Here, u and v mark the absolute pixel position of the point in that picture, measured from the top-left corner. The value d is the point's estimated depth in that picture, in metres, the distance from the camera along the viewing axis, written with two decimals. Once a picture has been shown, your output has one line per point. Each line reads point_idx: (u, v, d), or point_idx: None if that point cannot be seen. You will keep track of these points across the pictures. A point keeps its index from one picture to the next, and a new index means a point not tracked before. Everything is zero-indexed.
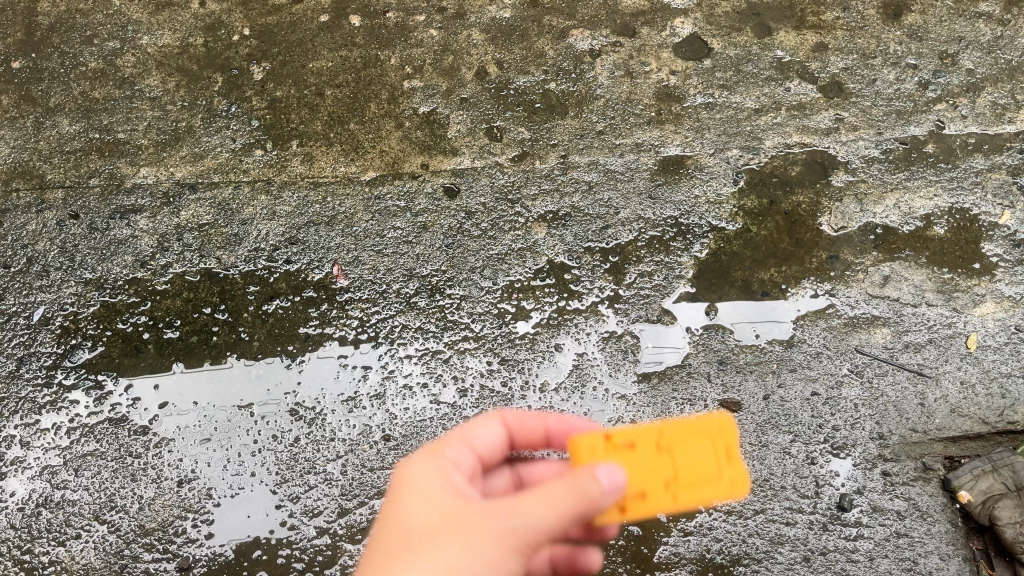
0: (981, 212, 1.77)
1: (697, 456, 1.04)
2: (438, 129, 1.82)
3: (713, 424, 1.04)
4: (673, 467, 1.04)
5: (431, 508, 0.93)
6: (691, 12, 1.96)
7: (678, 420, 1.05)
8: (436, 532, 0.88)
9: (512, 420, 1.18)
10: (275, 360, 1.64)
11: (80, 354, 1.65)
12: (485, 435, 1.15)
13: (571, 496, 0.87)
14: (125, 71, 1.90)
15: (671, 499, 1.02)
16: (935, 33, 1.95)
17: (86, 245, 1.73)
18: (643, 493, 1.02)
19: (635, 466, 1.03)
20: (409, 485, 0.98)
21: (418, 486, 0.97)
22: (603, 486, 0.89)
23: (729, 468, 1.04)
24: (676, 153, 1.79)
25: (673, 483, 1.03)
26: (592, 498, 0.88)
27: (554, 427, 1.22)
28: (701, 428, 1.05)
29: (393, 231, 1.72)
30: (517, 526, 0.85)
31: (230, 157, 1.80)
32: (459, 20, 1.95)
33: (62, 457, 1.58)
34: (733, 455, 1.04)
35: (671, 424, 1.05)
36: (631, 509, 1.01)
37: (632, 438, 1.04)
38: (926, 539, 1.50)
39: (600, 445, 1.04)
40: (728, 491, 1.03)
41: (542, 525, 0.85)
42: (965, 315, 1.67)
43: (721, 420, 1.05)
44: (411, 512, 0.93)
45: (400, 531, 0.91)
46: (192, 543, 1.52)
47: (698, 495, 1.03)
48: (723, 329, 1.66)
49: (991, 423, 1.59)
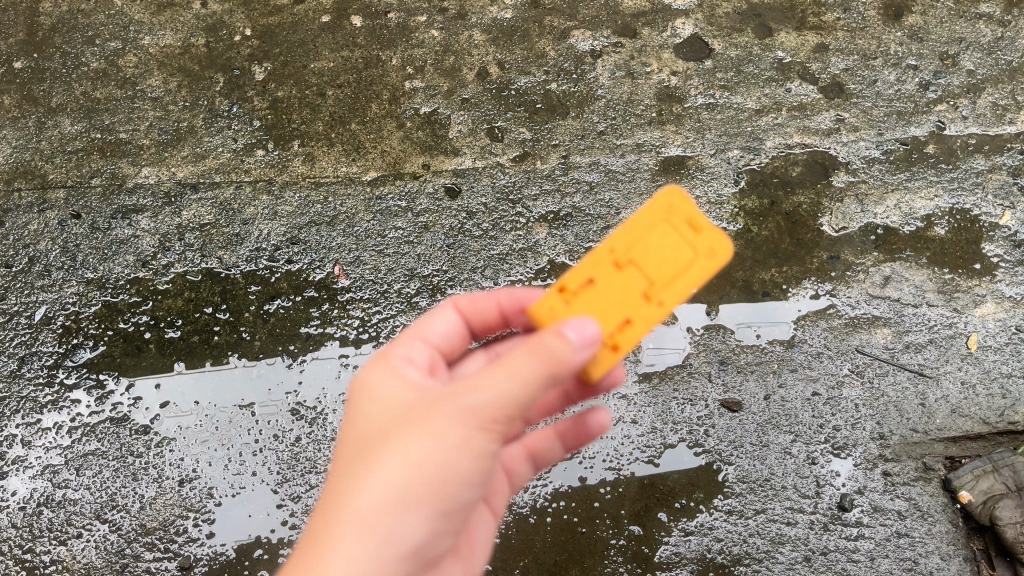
0: (982, 212, 1.77)
1: (665, 246, 0.98)
2: (439, 129, 1.82)
3: (665, 204, 0.99)
4: (644, 271, 0.99)
5: (384, 405, 0.99)
6: (692, 12, 1.96)
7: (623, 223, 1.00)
8: (395, 425, 0.95)
9: (463, 305, 1.22)
10: (276, 360, 1.65)
11: (82, 354, 1.66)
12: (441, 326, 1.19)
13: (532, 358, 0.88)
14: (126, 71, 1.90)
15: (658, 305, 0.98)
16: (936, 34, 1.96)
17: (88, 245, 1.73)
18: (626, 318, 0.99)
19: (605, 293, 1.01)
20: (364, 389, 1.03)
21: (372, 388, 1.02)
22: (570, 344, 0.89)
23: (699, 237, 0.97)
24: (677, 153, 1.80)
25: (652, 287, 0.98)
26: (557, 357, 0.88)
27: (507, 300, 1.24)
28: (653, 217, 0.99)
29: (394, 231, 1.73)
30: (479, 399, 0.89)
31: (231, 157, 1.80)
32: (460, 21, 1.95)
33: (63, 456, 1.59)
34: (697, 224, 0.97)
35: (620, 233, 1.01)
36: (620, 339, 0.99)
37: (588, 272, 1.02)
38: (926, 539, 1.50)
39: (561, 303, 1.03)
40: (710, 260, 0.96)
41: (503, 394, 0.89)
42: (965, 315, 1.67)
43: (670, 193, 0.98)
44: (368, 412, 1.00)
45: (362, 432, 0.98)
46: (194, 542, 1.53)
47: (681, 281, 0.98)
48: (724, 329, 1.66)
49: (992, 423, 1.59)
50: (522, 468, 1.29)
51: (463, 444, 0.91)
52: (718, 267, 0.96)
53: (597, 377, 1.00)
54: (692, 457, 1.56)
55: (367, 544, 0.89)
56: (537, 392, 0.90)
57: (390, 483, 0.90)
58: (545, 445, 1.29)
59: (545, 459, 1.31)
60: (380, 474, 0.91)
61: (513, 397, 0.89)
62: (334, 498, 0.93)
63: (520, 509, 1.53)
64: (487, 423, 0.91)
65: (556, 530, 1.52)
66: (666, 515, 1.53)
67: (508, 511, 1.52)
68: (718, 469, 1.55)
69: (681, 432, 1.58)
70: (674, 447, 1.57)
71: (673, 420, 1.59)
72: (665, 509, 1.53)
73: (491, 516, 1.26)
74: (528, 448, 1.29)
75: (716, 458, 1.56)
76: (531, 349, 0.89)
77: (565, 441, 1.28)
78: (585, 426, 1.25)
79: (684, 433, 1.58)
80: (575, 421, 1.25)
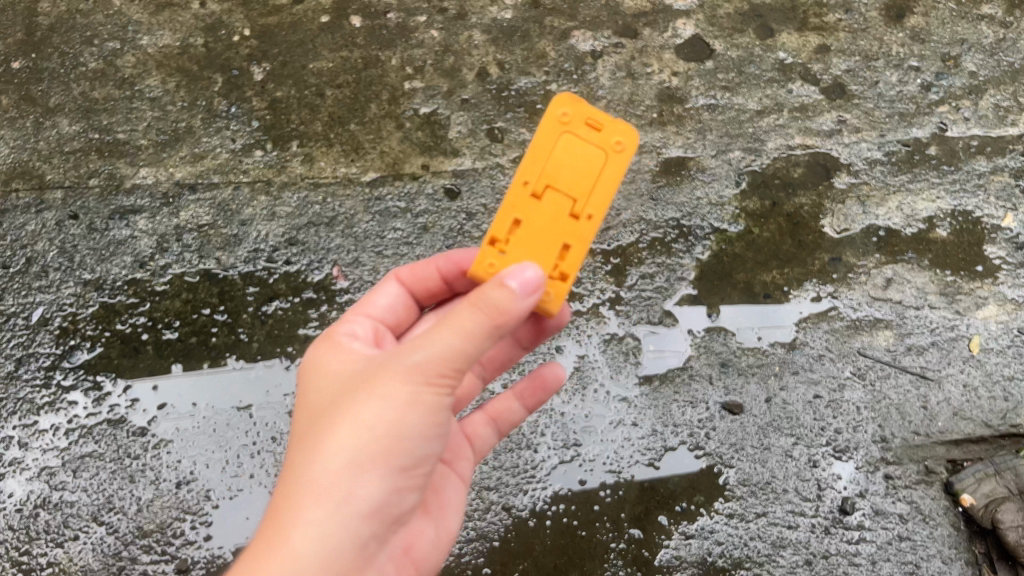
0: (984, 214, 1.76)
1: (579, 158, 1.09)
2: (439, 130, 1.81)
3: (563, 116, 1.09)
4: (567, 189, 1.09)
5: (332, 378, 1.08)
6: (694, 13, 1.95)
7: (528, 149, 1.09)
8: (346, 393, 1.03)
9: (405, 276, 1.35)
10: (274, 362, 1.64)
11: (79, 355, 1.65)
12: (384, 300, 1.32)
13: (474, 311, 0.94)
14: (125, 72, 1.89)
15: (590, 217, 1.10)
16: (938, 35, 1.95)
17: (86, 246, 1.72)
18: (565, 242, 1.10)
19: (538, 225, 1.10)
20: (314, 366, 1.13)
21: (320, 364, 1.12)
22: (513, 292, 0.95)
23: (605, 136, 1.09)
24: (678, 154, 1.79)
25: (579, 201, 1.10)
26: (499, 308, 0.94)
27: (445, 266, 1.35)
28: (556, 136, 1.09)
29: (394, 233, 1.72)
30: (423, 355, 0.97)
31: (230, 158, 1.79)
32: (460, 21, 1.94)
33: (60, 458, 1.58)
34: (595, 120, 1.09)
35: (531, 162, 1.09)
36: (567, 265, 1.09)
37: (515, 212, 1.10)
38: (928, 542, 1.50)
39: (502, 250, 1.10)
40: (619, 153, 1.09)
41: (445, 349, 0.95)
42: (967, 317, 1.66)
43: (564, 103, 1.08)
44: (318, 387, 1.09)
45: (314, 406, 1.07)
46: (191, 544, 1.52)
47: (602, 178, 1.10)
48: (725, 331, 1.65)
49: (994, 426, 1.58)
50: (485, 433, 1.37)
51: (411, 400, 0.98)
52: (629, 154, 1.09)
53: (557, 308, 1.10)
54: (693, 460, 1.56)
55: (326, 506, 0.96)
56: (480, 344, 0.96)
57: (342, 447, 0.97)
58: (507, 406, 1.38)
59: (509, 420, 1.39)
60: (332, 440, 0.98)
61: (456, 351, 0.96)
62: (295, 469, 1.00)
63: (520, 512, 1.52)
64: (432, 380, 0.98)
65: (555, 533, 1.51)
66: (666, 518, 1.52)
67: (507, 514, 1.52)
68: (719, 472, 1.55)
69: (682, 435, 1.57)
70: (674, 450, 1.56)
71: (673, 423, 1.58)
72: (665, 513, 1.52)
73: (462, 481, 1.30)
74: (490, 413, 1.38)
75: (717, 461, 1.55)
76: (468, 302, 0.95)
77: (525, 401, 1.39)
78: (542, 379, 1.38)
79: (685, 435, 1.57)
80: (532, 378, 1.38)
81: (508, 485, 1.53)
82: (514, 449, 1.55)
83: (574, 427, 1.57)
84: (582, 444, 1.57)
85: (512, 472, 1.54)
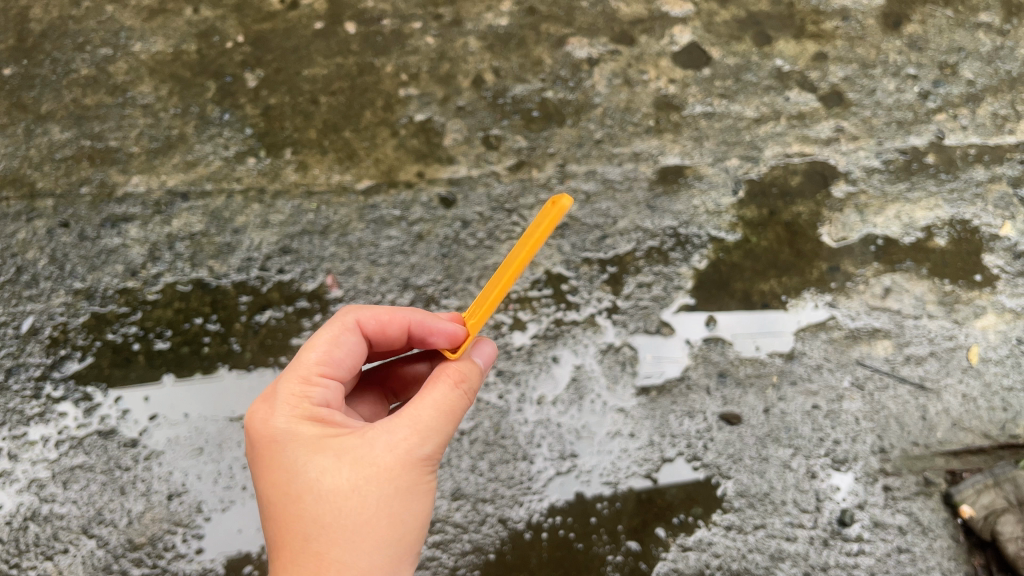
0: (982, 223, 1.75)
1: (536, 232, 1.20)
2: (434, 137, 1.80)
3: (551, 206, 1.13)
4: None
5: (335, 463, 1.07)
6: (690, 20, 1.93)
7: (530, 247, 1.11)
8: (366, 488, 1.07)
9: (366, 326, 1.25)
10: (267, 372, 1.62)
11: (70, 365, 1.63)
12: (342, 355, 1.21)
13: (465, 400, 1.15)
14: (117, 78, 1.86)
15: None
16: (936, 43, 1.93)
17: (76, 254, 1.69)
18: None
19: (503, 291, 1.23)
20: (301, 448, 1.09)
21: (312, 446, 1.09)
22: (478, 370, 1.19)
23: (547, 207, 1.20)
24: (675, 162, 1.77)
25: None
26: (473, 386, 1.17)
27: (417, 325, 1.24)
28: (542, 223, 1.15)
29: (388, 241, 1.70)
30: (436, 448, 1.11)
31: (223, 165, 1.77)
32: (456, 27, 1.91)
33: (50, 470, 1.55)
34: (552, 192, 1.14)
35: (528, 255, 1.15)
36: None
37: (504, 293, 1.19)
38: (927, 555, 1.49)
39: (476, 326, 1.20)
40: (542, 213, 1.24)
41: (449, 435, 1.13)
42: (966, 327, 1.65)
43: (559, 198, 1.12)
44: (319, 470, 1.07)
45: (322, 492, 1.06)
46: (183, 557, 1.51)
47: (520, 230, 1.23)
48: (723, 341, 1.64)
49: (993, 437, 1.57)
50: None
51: (428, 486, 1.12)
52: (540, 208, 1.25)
53: None
54: (691, 471, 1.54)
55: None
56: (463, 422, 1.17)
57: (382, 540, 1.07)
58: None
59: None
60: (372, 537, 1.06)
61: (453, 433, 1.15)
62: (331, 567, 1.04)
63: (515, 525, 1.51)
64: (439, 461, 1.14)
65: (552, 546, 1.50)
66: (664, 530, 1.51)
67: (503, 526, 1.51)
68: (717, 484, 1.53)
69: (679, 446, 1.56)
70: (672, 462, 1.55)
71: (671, 433, 1.56)
72: (663, 525, 1.51)
73: None
74: None
75: (716, 472, 1.54)
76: (454, 386, 1.13)
77: None
78: None
79: (682, 447, 1.56)
80: None
81: (504, 497, 1.52)
82: (511, 461, 1.54)
83: (571, 438, 1.56)
84: (579, 455, 1.55)
85: (508, 484, 1.53)
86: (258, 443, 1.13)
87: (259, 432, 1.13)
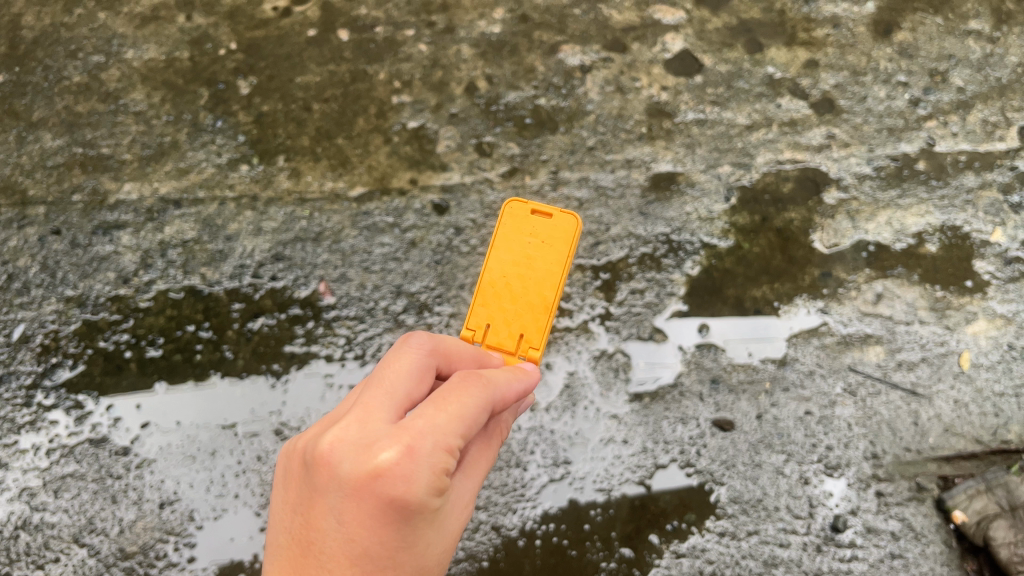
0: (973, 229, 1.76)
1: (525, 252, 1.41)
2: (427, 144, 1.80)
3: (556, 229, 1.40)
4: None
5: (436, 535, 0.96)
6: (682, 27, 1.94)
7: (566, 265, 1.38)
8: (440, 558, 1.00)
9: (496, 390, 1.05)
10: (259, 379, 1.62)
11: (61, 373, 1.62)
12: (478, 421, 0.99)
13: None
14: (109, 85, 1.86)
15: None
16: (925, 51, 1.94)
17: (68, 262, 1.69)
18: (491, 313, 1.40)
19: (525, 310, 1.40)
20: (422, 522, 0.92)
21: (428, 519, 0.93)
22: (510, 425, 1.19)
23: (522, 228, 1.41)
24: (667, 169, 1.78)
25: (501, 271, 1.38)
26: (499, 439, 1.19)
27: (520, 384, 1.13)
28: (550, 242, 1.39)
29: (381, 248, 1.70)
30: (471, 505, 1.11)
31: (215, 172, 1.77)
32: (448, 35, 1.92)
33: (41, 478, 1.55)
34: (534, 210, 1.41)
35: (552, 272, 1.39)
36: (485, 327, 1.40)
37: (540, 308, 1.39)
38: (920, 560, 1.49)
39: (540, 330, 1.35)
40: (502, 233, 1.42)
41: None
42: (958, 333, 1.66)
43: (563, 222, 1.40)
44: (425, 541, 0.94)
45: (417, 566, 0.94)
46: (174, 566, 1.50)
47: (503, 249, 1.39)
48: (715, 347, 1.64)
49: (985, 442, 1.57)
50: None
51: None
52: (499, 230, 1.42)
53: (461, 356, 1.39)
54: (684, 477, 1.54)
55: None
56: None
57: None
58: None
59: None
60: None
61: None
62: None
63: (509, 532, 1.51)
64: None
65: (546, 554, 1.50)
66: (657, 537, 1.51)
67: (497, 534, 1.51)
68: (711, 490, 1.53)
69: (673, 453, 1.56)
70: (665, 468, 1.55)
71: (665, 439, 1.56)
72: (657, 531, 1.51)
73: None
74: None
75: (709, 479, 1.54)
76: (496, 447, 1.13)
77: None
78: None
79: (676, 453, 1.56)
80: None
81: (497, 505, 1.52)
82: (505, 468, 1.54)
83: (564, 445, 1.56)
84: (573, 462, 1.55)
85: (502, 491, 1.53)
86: (380, 503, 0.88)
87: (390, 495, 0.87)
